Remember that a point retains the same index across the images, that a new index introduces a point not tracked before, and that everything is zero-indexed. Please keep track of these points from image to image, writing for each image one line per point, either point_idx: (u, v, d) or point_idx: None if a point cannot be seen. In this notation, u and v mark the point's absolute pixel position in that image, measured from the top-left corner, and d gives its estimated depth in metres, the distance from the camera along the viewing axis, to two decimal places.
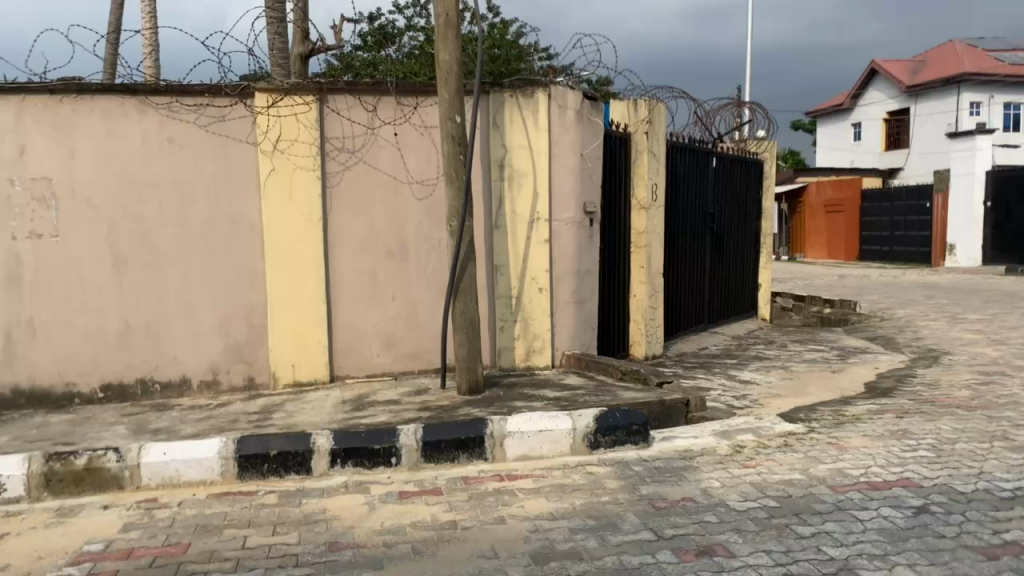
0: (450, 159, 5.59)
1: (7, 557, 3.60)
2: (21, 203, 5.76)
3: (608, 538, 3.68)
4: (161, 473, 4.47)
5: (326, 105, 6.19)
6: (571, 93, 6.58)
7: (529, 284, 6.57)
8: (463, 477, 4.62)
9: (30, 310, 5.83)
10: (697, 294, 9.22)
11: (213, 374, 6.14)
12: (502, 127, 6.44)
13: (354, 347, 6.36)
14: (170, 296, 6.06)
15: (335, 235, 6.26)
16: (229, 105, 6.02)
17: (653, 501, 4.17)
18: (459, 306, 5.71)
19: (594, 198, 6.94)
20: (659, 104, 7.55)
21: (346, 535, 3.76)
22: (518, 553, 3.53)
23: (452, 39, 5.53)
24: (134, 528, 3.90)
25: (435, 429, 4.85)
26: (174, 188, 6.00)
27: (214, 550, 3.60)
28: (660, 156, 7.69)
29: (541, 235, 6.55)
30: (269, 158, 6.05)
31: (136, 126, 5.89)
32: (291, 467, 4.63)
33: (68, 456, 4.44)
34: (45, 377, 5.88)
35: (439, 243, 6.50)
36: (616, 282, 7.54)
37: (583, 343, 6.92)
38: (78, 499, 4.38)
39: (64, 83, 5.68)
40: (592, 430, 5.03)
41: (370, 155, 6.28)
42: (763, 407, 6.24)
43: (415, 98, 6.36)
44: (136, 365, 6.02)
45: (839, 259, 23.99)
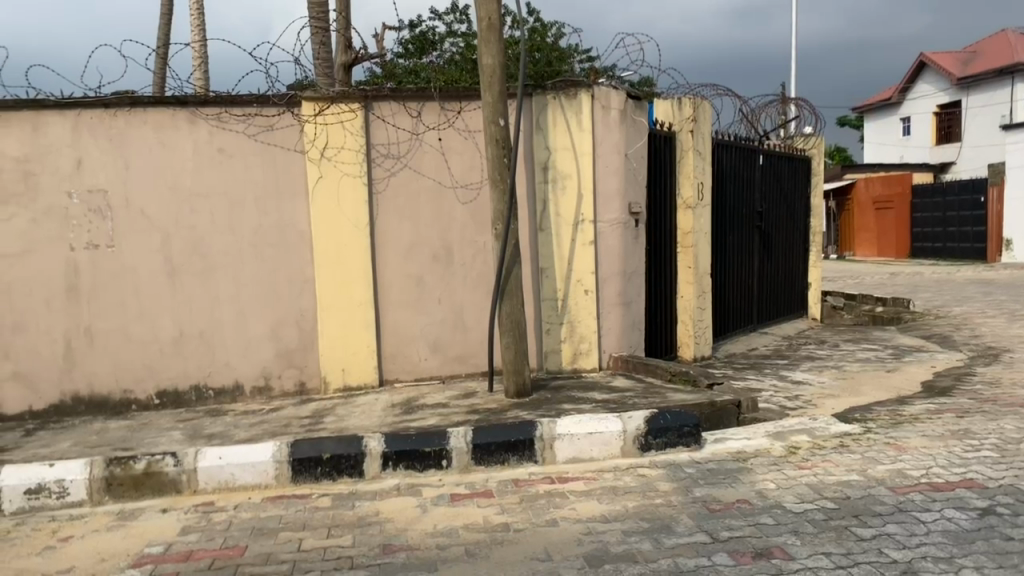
0: (495, 163, 5.59)
1: (71, 559, 3.68)
2: (78, 215, 5.92)
3: (663, 541, 3.63)
4: (218, 477, 4.54)
5: (371, 112, 6.25)
6: (614, 93, 6.54)
7: (575, 286, 6.54)
8: (514, 480, 4.60)
9: (89, 319, 5.98)
10: (745, 294, 9.09)
11: (265, 379, 6.23)
12: (545, 130, 6.42)
13: (402, 351, 6.40)
14: (222, 304, 6.16)
15: (382, 240, 6.31)
16: (277, 114, 6.11)
17: (707, 503, 4.11)
18: (506, 310, 5.71)
19: (640, 198, 6.89)
20: (704, 102, 7.46)
21: (400, 537, 3.78)
22: (572, 555, 3.50)
23: (495, 42, 5.54)
24: (193, 531, 3.96)
25: (485, 432, 4.85)
26: (224, 197, 6.11)
27: (271, 553, 3.64)
28: (706, 155, 7.60)
29: (586, 237, 6.52)
30: (317, 166, 6.13)
31: (187, 137, 6.01)
32: (343, 471, 4.66)
33: (128, 461, 4.52)
34: (104, 384, 6.02)
35: (485, 247, 6.50)
36: (663, 283, 7.47)
37: (631, 345, 6.86)
38: (138, 503, 4.47)
39: (118, 96, 5.82)
40: (643, 433, 4.98)
41: (415, 160, 6.32)
42: (817, 407, 6.12)
43: (459, 103, 6.37)
44: (191, 372, 6.14)
45: (889, 256, 23.48)
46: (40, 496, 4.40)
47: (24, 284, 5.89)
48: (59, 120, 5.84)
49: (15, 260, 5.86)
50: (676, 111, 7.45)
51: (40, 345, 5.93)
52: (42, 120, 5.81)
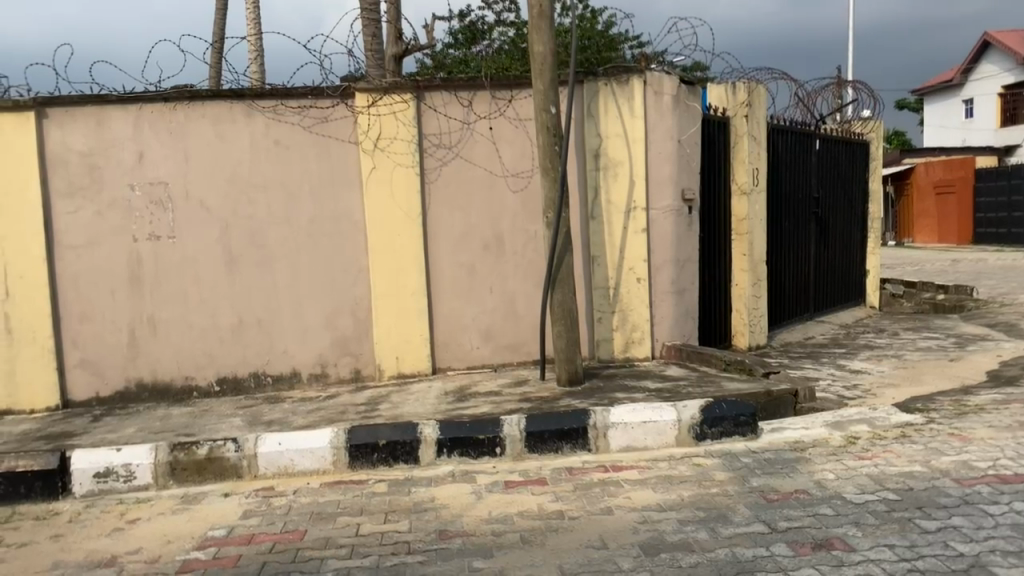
0: (545, 151, 5.57)
1: (139, 541, 3.80)
2: (140, 207, 6.08)
3: (719, 530, 3.60)
4: (277, 462, 4.64)
5: (423, 102, 6.27)
6: (667, 78, 6.46)
7: (627, 274, 6.49)
8: (568, 468, 4.60)
9: (152, 308, 6.15)
10: (801, 281, 8.92)
11: (322, 367, 6.33)
12: (596, 117, 6.37)
13: (454, 339, 6.44)
14: (280, 293, 6.27)
15: (433, 230, 6.34)
16: (331, 105, 6.18)
17: (764, 493, 4.05)
18: (557, 298, 5.70)
19: (693, 185, 6.80)
20: (759, 86, 7.32)
21: (455, 523, 3.81)
22: (627, 544, 3.49)
23: (546, 29, 5.50)
24: (254, 515, 4.05)
25: (539, 420, 4.85)
26: (281, 188, 6.20)
27: (329, 537, 3.71)
28: (761, 140, 7.46)
29: (638, 224, 6.46)
30: (370, 156, 6.18)
31: (244, 129, 6.11)
32: (399, 457, 4.72)
33: (191, 446, 4.64)
34: (167, 371, 6.19)
35: (536, 235, 6.48)
36: (717, 271, 7.36)
37: (684, 334, 6.78)
38: (201, 487, 4.58)
39: (177, 90, 5.96)
40: (698, 422, 4.93)
41: (466, 150, 6.34)
42: (876, 397, 5.98)
43: (511, 91, 6.36)
44: (250, 360, 6.26)
45: (950, 243, 22.79)
46: (109, 479, 4.54)
47: (90, 275, 6.07)
48: (122, 114, 6.00)
49: (81, 251, 6.05)
50: (731, 96, 7.33)
51: (106, 333, 6.11)
52: (105, 116, 5.99)
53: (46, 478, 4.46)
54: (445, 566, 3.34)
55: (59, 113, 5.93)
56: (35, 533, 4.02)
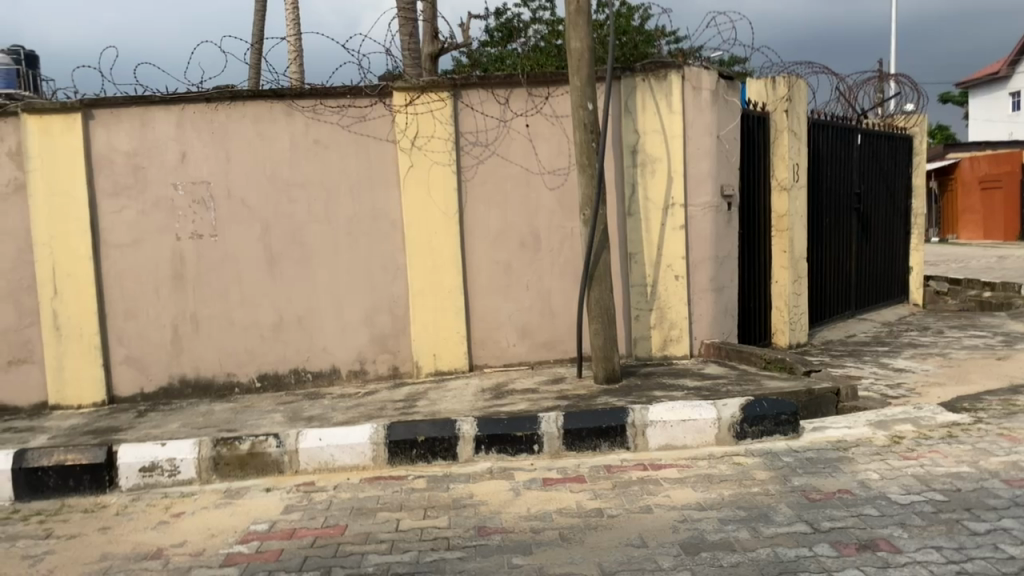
0: (583, 148, 5.55)
1: (184, 534, 3.87)
2: (183, 206, 6.18)
3: (761, 530, 3.56)
4: (318, 458, 4.69)
5: (460, 100, 6.29)
6: (705, 73, 6.40)
7: (665, 271, 6.44)
8: (606, 466, 4.58)
9: (194, 306, 6.25)
10: (843, 279, 8.78)
11: (361, 363, 6.38)
12: (634, 113, 6.34)
13: (492, 337, 6.44)
14: (319, 291, 6.33)
15: (470, 227, 6.36)
16: (369, 104, 6.22)
17: (806, 492, 4.00)
18: (595, 295, 5.69)
19: (732, 181, 6.73)
20: (799, 80, 7.22)
21: (494, 520, 3.82)
22: (667, 543, 3.46)
23: (583, 26, 5.48)
24: (296, 510, 4.09)
25: (577, 417, 4.84)
26: (321, 187, 6.26)
27: (370, 532, 3.73)
28: (801, 135, 7.36)
29: (676, 221, 6.41)
30: (408, 155, 6.22)
31: (284, 129, 6.19)
32: (438, 453, 4.74)
33: (234, 442, 4.71)
34: (209, 368, 6.28)
35: (573, 232, 6.46)
36: (756, 268, 7.28)
37: (723, 331, 6.72)
38: (243, 482, 4.65)
39: (219, 90, 6.05)
40: (738, 420, 4.87)
41: (503, 147, 6.34)
42: (921, 396, 5.86)
43: (547, 88, 6.34)
44: (290, 356, 6.34)
45: (996, 238, 22.24)
46: (153, 474, 4.62)
47: (134, 273, 6.19)
48: (165, 115, 6.11)
49: (126, 250, 6.17)
50: (770, 90, 7.23)
51: (150, 330, 6.23)
52: (149, 116, 6.10)
53: (93, 472, 4.57)
54: (484, 562, 3.35)
55: (105, 114, 6.06)
56: (84, 525, 4.11)
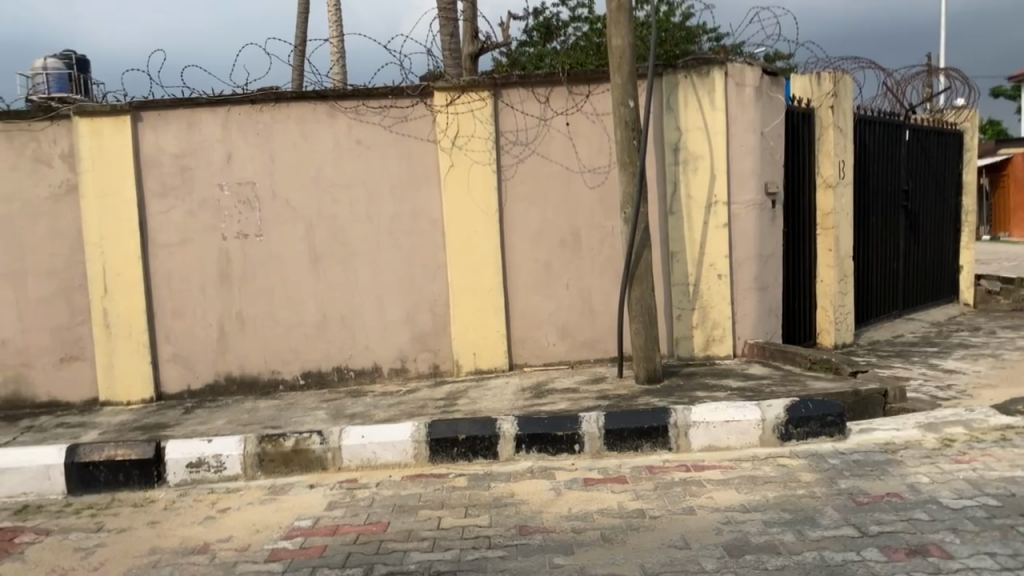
0: (624, 146, 5.51)
1: (230, 529, 3.92)
2: (229, 206, 6.28)
3: (807, 533, 3.50)
4: (361, 455, 4.73)
5: (500, 99, 6.30)
6: (749, 69, 6.33)
7: (707, 270, 6.37)
8: (648, 467, 4.54)
9: (240, 304, 6.34)
10: (890, 278, 8.61)
11: (402, 362, 6.42)
12: (676, 111, 6.28)
13: (532, 336, 6.44)
14: (361, 290, 6.38)
15: (510, 227, 6.36)
16: (410, 105, 6.26)
17: (853, 495, 3.92)
18: (636, 294, 5.65)
19: (776, 178, 6.63)
20: (845, 75, 7.09)
21: (535, 519, 3.81)
22: (711, 544, 3.42)
23: (624, 23, 5.45)
24: (339, 507, 4.13)
25: (619, 417, 4.81)
26: (363, 187, 6.31)
27: (411, 530, 3.76)
28: (847, 132, 7.22)
29: (719, 219, 6.33)
30: (448, 154, 6.24)
31: (328, 130, 6.25)
32: (479, 452, 4.75)
33: (278, 438, 4.77)
34: (254, 365, 6.37)
35: (613, 231, 6.42)
36: (801, 267, 7.16)
37: (766, 331, 6.62)
38: (288, 478, 4.71)
39: (263, 92, 6.14)
40: (783, 421, 4.79)
41: (543, 146, 6.33)
42: (973, 398, 5.71)
43: (588, 86, 6.31)
44: (333, 354, 6.40)
45: None
46: (200, 470, 4.70)
47: (182, 272, 6.30)
48: (211, 116, 6.21)
49: (174, 249, 6.29)
50: (816, 86, 7.11)
51: (197, 328, 6.33)
52: (196, 118, 6.21)
53: (142, 467, 4.66)
54: (526, 561, 3.34)
55: (153, 115, 6.18)
56: (133, 519, 4.20)
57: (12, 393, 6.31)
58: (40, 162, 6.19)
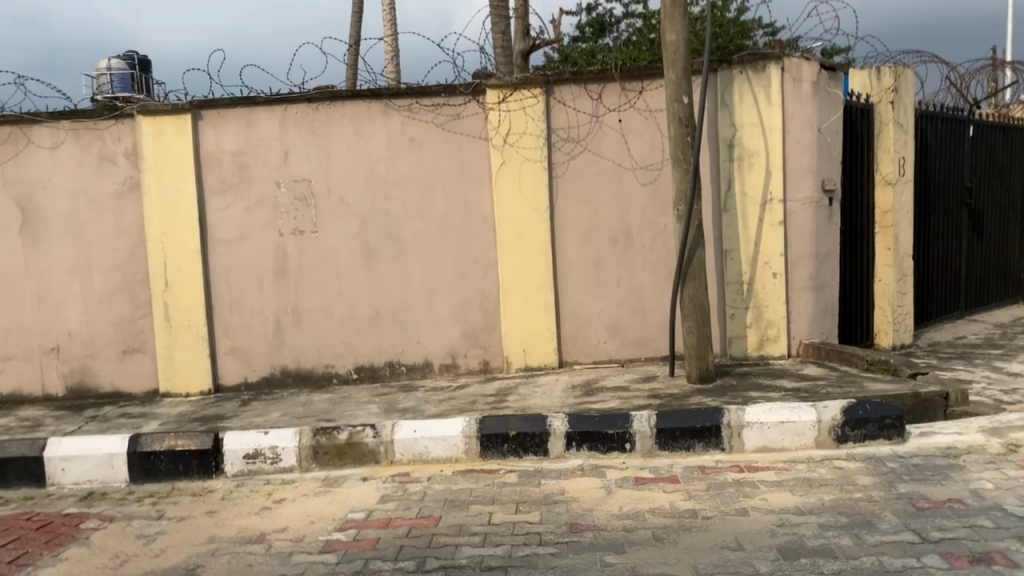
0: (678, 142, 5.45)
1: (285, 520, 4.00)
2: (286, 203, 6.39)
3: (864, 537, 3.42)
4: (413, 449, 4.78)
5: (552, 97, 6.29)
6: (806, 64, 6.21)
7: (762, 269, 6.27)
8: (700, 467, 4.50)
9: (296, 299, 6.45)
10: (951, 278, 8.37)
11: (452, 358, 6.46)
12: (731, 106, 6.20)
13: (582, 333, 6.42)
14: (413, 286, 6.44)
15: (561, 223, 6.35)
16: (463, 102, 6.29)
17: (914, 500, 3.82)
18: (688, 292, 5.59)
19: (834, 175, 6.50)
20: (907, 70, 6.91)
21: (586, 517, 3.80)
22: (765, 546, 3.38)
23: (679, 18, 5.39)
24: (391, 500, 4.18)
25: (670, 416, 4.76)
26: (416, 184, 6.37)
27: (463, 524, 3.78)
28: (909, 128, 7.04)
29: (774, 217, 6.23)
30: (500, 152, 6.25)
31: (382, 128, 6.32)
32: (529, 448, 4.76)
33: (332, 431, 4.84)
34: (309, 359, 6.48)
35: (665, 228, 6.36)
36: (858, 266, 7.01)
37: (822, 331, 6.50)
38: (341, 471, 4.77)
39: (319, 91, 6.23)
40: (840, 424, 4.69)
41: (595, 143, 6.30)
42: None
43: (641, 82, 6.27)
44: (386, 349, 6.47)
45: None
46: (256, 461, 4.80)
47: (240, 267, 6.44)
48: (269, 115, 6.33)
49: (232, 245, 6.42)
50: (876, 81, 6.94)
51: (254, 322, 6.46)
52: (254, 117, 6.33)
53: (201, 458, 4.78)
54: (577, 559, 3.34)
55: (212, 114, 6.32)
56: (192, 508, 4.31)
57: (78, 383, 6.52)
58: (105, 159, 6.38)
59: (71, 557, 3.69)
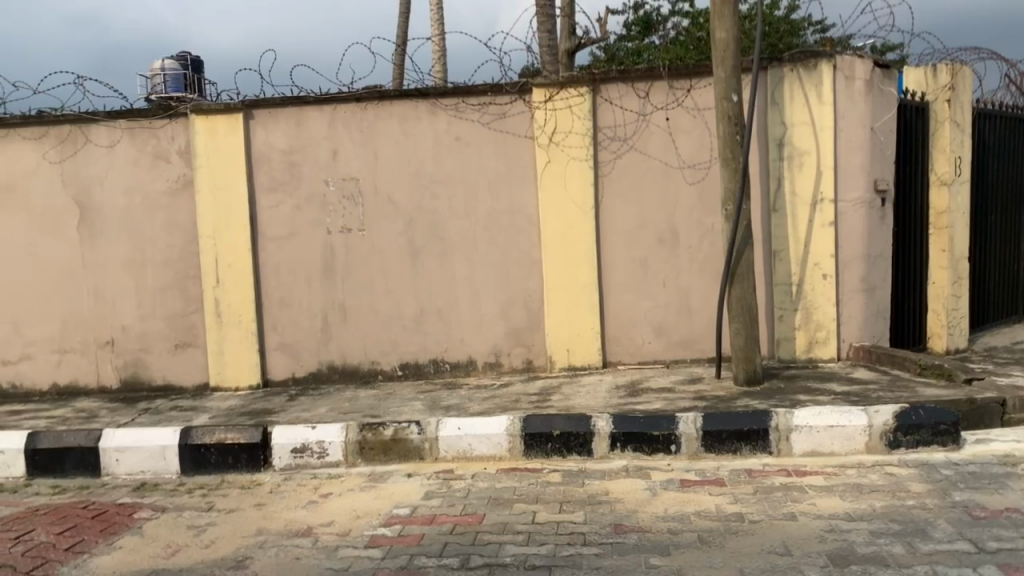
0: (727, 140, 5.38)
1: (331, 514, 4.04)
2: (334, 201, 6.46)
3: (917, 545, 3.34)
4: (457, 446, 4.80)
5: (599, 95, 6.26)
6: (858, 62, 6.09)
7: (812, 270, 6.17)
8: (747, 470, 4.44)
9: (343, 296, 6.52)
10: (1009, 281, 8.14)
11: (496, 356, 6.47)
12: (781, 104, 6.11)
13: (627, 333, 6.38)
14: (458, 284, 6.47)
15: (606, 223, 6.32)
16: (509, 101, 6.29)
17: (969, 508, 3.72)
18: (736, 293, 5.52)
19: (887, 175, 6.36)
20: (965, 67, 6.72)
21: (631, 518, 3.78)
22: (814, 552, 3.32)
23: (728, 15, 5.32)
24: (435, 496, 4.21)
25: (717, 418, 4.71)
26: (462, 183, 6.39)
27: (507, 523, 3.78)
28: (966, 127, 6.85)
29: (825, 217, 6.12)
30: (545, 151, 6.25)
31: (428, 127, 6.36)
32: (573, 448, 4.75)
33: (378, 427, 4.88)
34: (355, 356, 6.55)
35: (713, 228, 6.29)
36: (911, 268, 6.85)
37: (873, 335, 6.36)
38: (386, 466, 4.81)
39: (367, 91, 6.29)
40: (891, 429, 4.59)
41: (641, 142, 6.26)
42: None
43: (689, 81, 6.21)
44: (430, 347, 6.51)
45: None
46: (304, 455, 4.86)
47: (289, 264, 6.53)
48: (318, 114, 6.41)
49: (282, 242, 6.51)
50: (931, 79, 6.78)
51: (302, 319, 6.55)
52: (304, 116, 6.42)
53: (250, 451, 4.86)
54: (621, 560, 3.32)
55: (263, 114, 6.42)
56: (241, 501, 4.38)
57: (131, 376, 6.68)
58: (159, 158, 6.52)
59: (125, 545, 3.78)
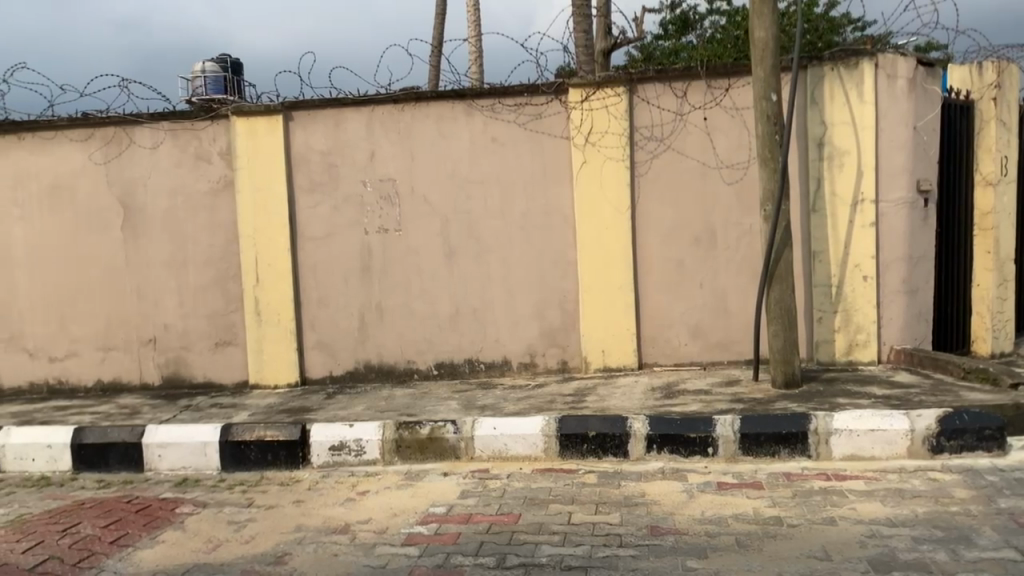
0: (765, 140, 5.33)
1: (368, 512, 4.08)
2: (372, 202, 6.52)
3: (961, 553, 3.28)
4: (492, 446, 4.81)
5: (636, 95, 6.24)
6: (901, 60, 5.99)
7: (852, 271, 6.08)
8: (785, 473, 4.40)
9: (379, 296, 6.58)
10: None
11: (531, 356, 6.48)
12: (820, 104, 6.03)
13: (662, 335, 6.34)
14: (493, 284, 6.48)
15: (642, 223, 6.29)
16: (545, 102, 6.30)
17: (1015, 516, 3.64)
18: (775, 295, 5.46)
19: (930, 175, 6.25)
20: (1010, 65, 6.62)
21: (667, 520, 3.76)
22: (854, 558, 3.27)
23: (767, 13, 5.27)
24: (471, 496, 4.22)
25: (755, 421, 4.66)
26: (498, 183, 6.41)
27: (542, 523, 3.79)
28: (1011, 126, 6.72)
29: (866, 218, 6.03)
30: (581, 151, 6.24)
31: (464, 127, 6.39)
32: (609, 449, 4.74)
33: (414, 426, 4.91)
34: (391, 355, 6.60)
35: (750, 229, 6.23)
36: (954, 270, 6.72)
37: (915, 337, 6.25)
38: (423, 465, 4.85)
39: (405, 92, 6.34)
40: (934, 433, 4.51)
41: (678, 142, 6.22)
42: None
43: (727, 81, 6.16)
44: (465, 347, 6.54)
45: None
46: (341, 453, 4.91)
47: (326, 264, 6.60)
48: (356, 115, 6.47)
49: (320, 242, 6.59)
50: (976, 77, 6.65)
51: (339, 318, 6.61)
52: (342, 117, 6.48)
53: (289, 448, 4.93)
54: (657, 562, 3.30)
55: (302, 115, 6.50)
56: (280, 497, 4.44)
57: (173, 373, 6.80)
58: (201, 159, 6.64)
59: (167, 539, 3.85)
